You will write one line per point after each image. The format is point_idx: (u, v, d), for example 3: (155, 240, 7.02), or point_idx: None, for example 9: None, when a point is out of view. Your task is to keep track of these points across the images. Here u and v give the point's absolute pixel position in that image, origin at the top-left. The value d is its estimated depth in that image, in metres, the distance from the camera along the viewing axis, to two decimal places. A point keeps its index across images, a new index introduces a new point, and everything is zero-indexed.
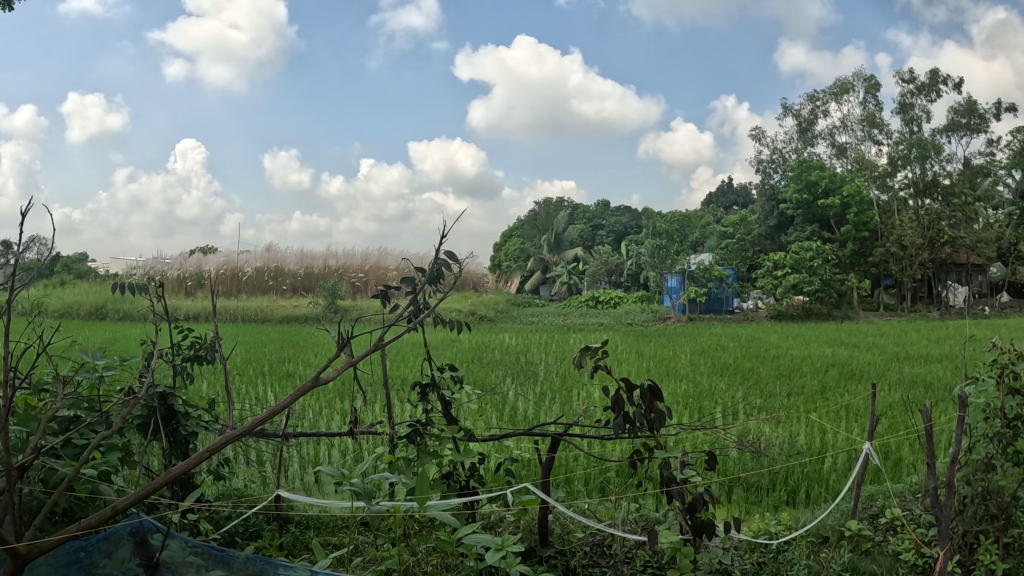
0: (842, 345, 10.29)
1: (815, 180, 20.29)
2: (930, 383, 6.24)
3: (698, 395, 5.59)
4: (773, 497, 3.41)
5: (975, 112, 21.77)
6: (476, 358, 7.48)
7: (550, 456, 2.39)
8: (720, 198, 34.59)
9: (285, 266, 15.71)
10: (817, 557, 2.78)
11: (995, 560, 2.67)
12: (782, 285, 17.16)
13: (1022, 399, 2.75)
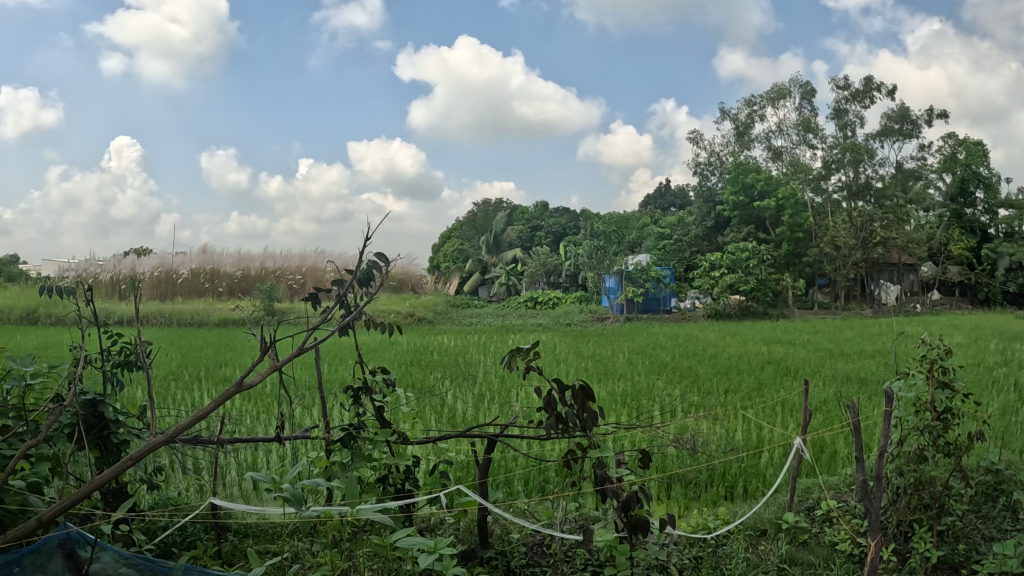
0: (776, 343, 10.55)
1: (750, 183, 20.84)
2: (863, 379, 6.45)
3: (636, 394, 5.68)
4: (711, 493, 3.49)
5: (907, 118, 22.59)
6: (415, 360, 7.45)
7: (487, 457, 2.38)
8: (658, 200, 35.11)
9: (221, 267, 15.50)
10: (756, 550, 2.84)
11: (929, 548, 2.77)
12: (719, 285, 17.54)
13: (951, 392, 2.86)
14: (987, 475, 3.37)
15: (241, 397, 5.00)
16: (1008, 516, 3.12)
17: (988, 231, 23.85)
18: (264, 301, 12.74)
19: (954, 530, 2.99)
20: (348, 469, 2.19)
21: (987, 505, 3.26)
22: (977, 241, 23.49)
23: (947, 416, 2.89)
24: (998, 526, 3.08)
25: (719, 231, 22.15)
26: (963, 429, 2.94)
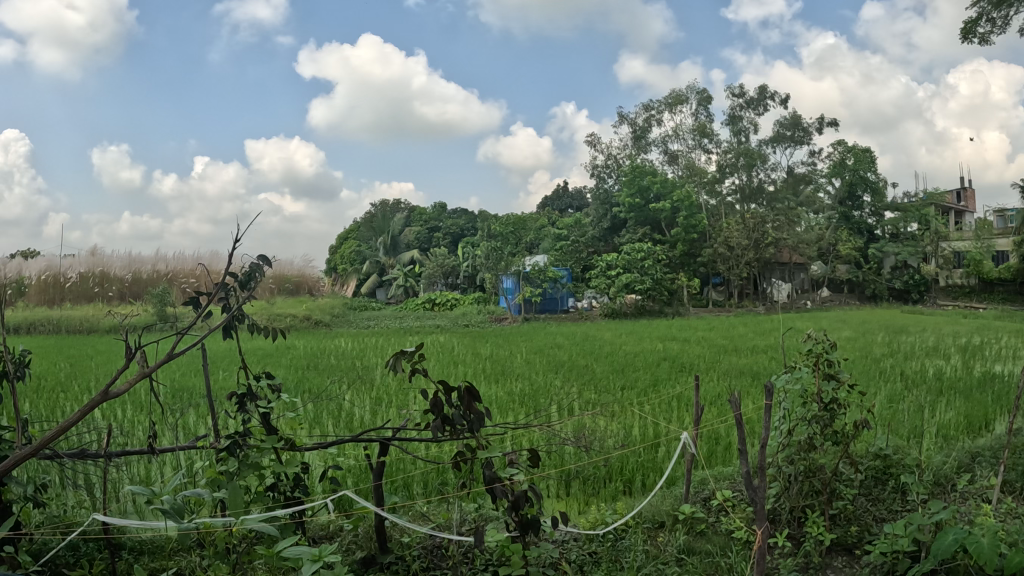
0: (672, 339, 10.90)
1: (647, 185, 21.49)
2: (753, 373, 6.74)
3: (533, 393, 5.77)
4: (610, 488, 3.56)
5: (798, 125, 23.78)
6: (312, 365, 7.31)
7: (381, 460, 2.36)
8: (554, 201, 35.45)
9: (111, 270, 14.72)
10: (656, 543, 2.94)
11: (823, 531, 2.92)
12: (615, 285, 18.01)
13: (835, 383, 3.04)
14: (875, 460, 3.57)
15: (128, 408, 4.80)
16: (894, 498, 3.33)
17: (874, 232, 25.57)
18: (155, 306, 12.20)
19: (846, 513, 3.16)
20: (234, 479, 2.12)
21: (876, 489, 3.45)
22: (864, 241, 25.00)
23: (833, 407, 3.07)
24: (886, 508, 3.28)
25: (615, 231, 22.69)
26: (849, 418, 3.12)
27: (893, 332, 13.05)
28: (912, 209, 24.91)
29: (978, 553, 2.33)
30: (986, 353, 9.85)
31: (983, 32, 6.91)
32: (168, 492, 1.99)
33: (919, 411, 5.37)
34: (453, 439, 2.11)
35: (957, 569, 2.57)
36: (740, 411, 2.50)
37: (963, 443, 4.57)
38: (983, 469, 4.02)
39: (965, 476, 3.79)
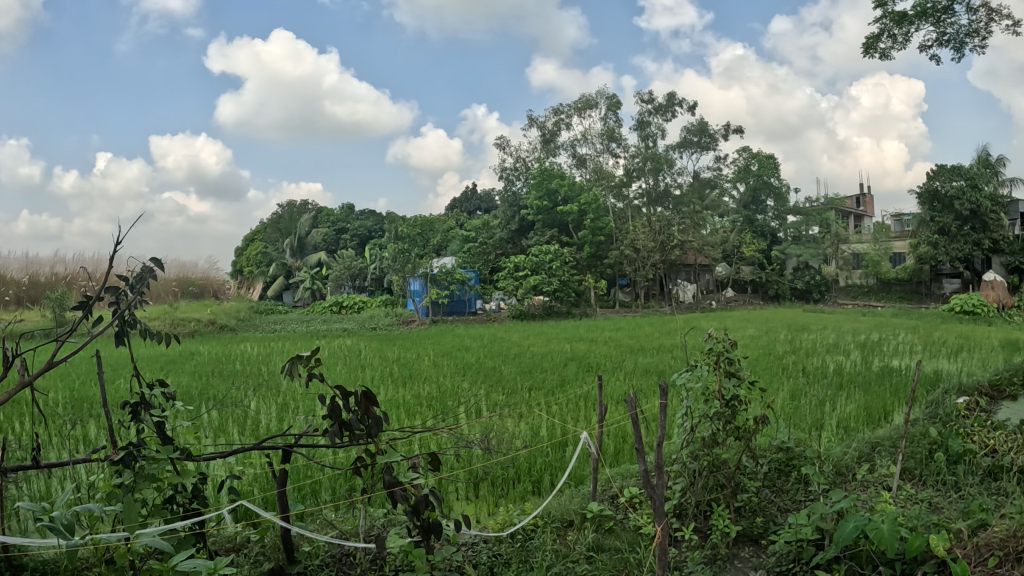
0: (580, 340, 11.11)
1: (555, 189, 21.80)
2: (656, 372, 6.95)
3: (439, 395, 5.77)
4: (518, 489, 3.60)
5: (704, 131, 24.59)
6: (216, 371, 7.06)
7: (284, 468, 2.31)
8: (462, 203, 35.27)
9: (6, 273, 13.84)
10: (565, 542, 2.98)
11: (728, 523, 3.03)
12: (523, 286, 18.16)
13: (736, 380, 3.18)
14: (779, 452, 3.72)
15: (18, 421, 4.51)
16: (796, 489, 3.48)
17: (777, 235, 26.62)
18: (54, 310, 11.58)
19: (751, 505, 3.28)
20: (129, 493, 2.04)
21: (780, 480, 3.60)
22: (767, 244, 26.13)
23: (734, 403, 3.19)
24: (790, 498, 3.42)
25: (522, 234, 23.10)
26: (750, 413, 3.24)
27: (795, 330, 13.71)
28: (814, 212, 25.86)
29: (879, 539, 2.47)
30: (881, 349, 10.48)
31: (883, 47, 7.33)
32: (56, 508, 1.90)
33: (821, 404, 5.65)
34: (352, 444, 2.09)
35: (858, 556, 2.70)
36: (639, 409, 2.56)
37: (861, 434, 4.86)
38: (882, 458, 4.27)
39: (865, 465, 4.02)
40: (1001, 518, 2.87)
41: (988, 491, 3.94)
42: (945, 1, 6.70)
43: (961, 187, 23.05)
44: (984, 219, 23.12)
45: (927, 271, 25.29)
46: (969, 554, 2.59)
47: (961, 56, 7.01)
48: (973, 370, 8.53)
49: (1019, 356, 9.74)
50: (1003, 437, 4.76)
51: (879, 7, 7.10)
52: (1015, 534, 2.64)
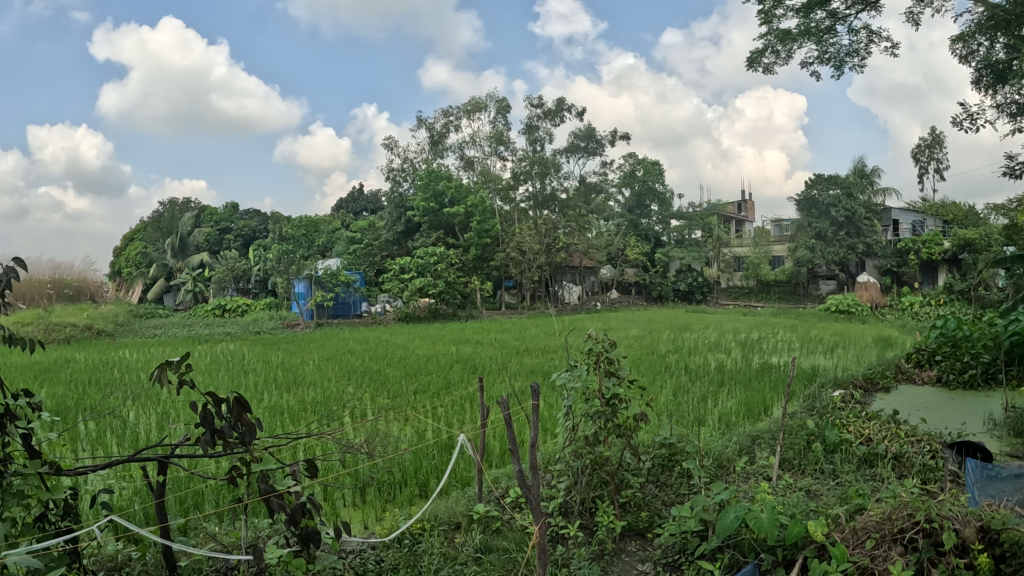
0: (468, 342, 11.19)
1: (442, 191, 21.77)
2: (537, 371, 7.24)
3: (324, 401, 5.75)
4: (405, 492, 3.77)
5: (592, 137, 25.23)
6: (91, 379, 6.67)
7: (162, 479, 2.23)
8: (348, 204, 34.54)
9: None
10: (454, 545, 3.02)
11: (612, 519, 3.15)
12: (408, 288, 18.07)
13: (614, 380, 3.30)
14: (662, 448, 3.88)
15: None
16: (679, 483, 3.65)
17: (660, 238, 28.09)
18: None
19: (637, 501, 3.42)
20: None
21: (663, 475, 3.77)
22: (651, 246, 27.16)
23: (614, 402, 3.31)
24: (673, 493, 3.58)
25: (409, 235, 22.87)
26: (629, 411, 3.36)
27: (678, 329, 14.34)
28: (695, 217, 27.48)
29: (760, 527, 2.62)
30: (759, 346, 11.14)
31: (767, 62, 7.79)
32: None
33: (705, 400, 5.98)
34: (225, 453, 2.04)
35: (739, 544, 2.86)
36: (508, 411, 2.59)
37: (743, 427, 5.17)
38: (762, 450, 4.57)
39: (746, 457, 4.29)
40: (873, 502, 3.14)
41: (861, 477, 4.30)
42: (827, 21, 7.20)
43: (837, 195, 24.71)
44: (859, 224, 24.99)
45: (804, 272, 26.87)
46: (848, 537, 2.83)
47: (839, 73, 7.55)
48: (844, 365, 9.20)
49: (888, 352, 10.57)
50: (874, 427, 5.19)
51: (765, 24, 7.53)
52: (887, 516, 2.90)
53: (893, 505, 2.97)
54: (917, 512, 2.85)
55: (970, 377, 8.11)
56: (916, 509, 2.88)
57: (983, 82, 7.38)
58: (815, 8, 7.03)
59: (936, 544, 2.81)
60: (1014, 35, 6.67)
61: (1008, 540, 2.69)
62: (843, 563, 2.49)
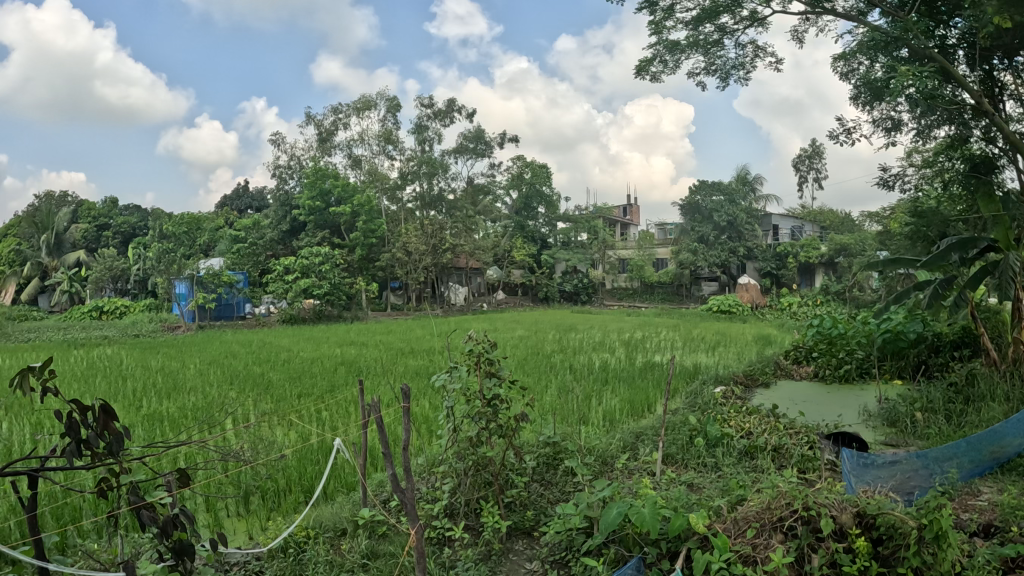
0: (353, 345, 11.10)
1: (328, 189, 21.50)
2: (420, 372, 7.59)
3: (206, 406, 5.65)
4: (290, 498, 4.03)
5: (480, 138, 25.45)
6: None
7: (31, 497, 2.04)
8: (233, 200, 33.25)
9: None
10: (339, 551, 3.10)
11: (497, 520, 3.19)
12: (293, 289, 17.75)
13: (494, 380, 3.34)
14: (547, 447, 3.98)
15: None
16: (563, 480, 3.75)
17: (547, 240, 28.72)
18: None
19: (520, 499, 3.51)
20: None
21: (548, 473, 3.86)
22: (538, 248, 27.82)
23: (495, 402, 3.36)
24: (558, 491, 3.68)
25: (294, 234, 22.81)
26: (511, 411, 3.43)
27: (563, 330, 14.72)
28: (582, 221, 28.70)
29: (642, 522, 2.68)
30: (643, 345, 11.54)
31: (654, 71, 8.05)
32: None
33: (591, 397, 6.24)
34: (93, 467, 1.92)
35: (623, 539, 2.95)
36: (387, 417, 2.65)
37: (626, 424, 5.33)
38: (646, 446, 4.77)
39: (631, 453, 4.46)
40: (753, 492, 3.28)
41: (744, 469, 4.55)
42: (715, 34, 7.51)
43: (720, 201, 25.95)
44: (740, 229, 26.29)
45: (688, 275, 27.92)
46: (729, 527, 2.96)
47: (725, 84, 7.89)
48: (726, 363, 9.61)
49: (766, 350, 11.20)
50: (754, 421, 5.50)
51: (655, 34, 7.78)
52: (767, 506, 3.04)
53: (773, 495, 3.10)
54: (796, 502, 2.96)
55: (845, 372, 8.68)
56: (796, 497, 2.98)
57: (860, 99, 7.79)
58: (704, 21, 7.31)
59: (815, 530, 2.94)
60: (892, 55, 7.00)
61: (885, 524, 2.89)
62: (726, 552, 2.64)
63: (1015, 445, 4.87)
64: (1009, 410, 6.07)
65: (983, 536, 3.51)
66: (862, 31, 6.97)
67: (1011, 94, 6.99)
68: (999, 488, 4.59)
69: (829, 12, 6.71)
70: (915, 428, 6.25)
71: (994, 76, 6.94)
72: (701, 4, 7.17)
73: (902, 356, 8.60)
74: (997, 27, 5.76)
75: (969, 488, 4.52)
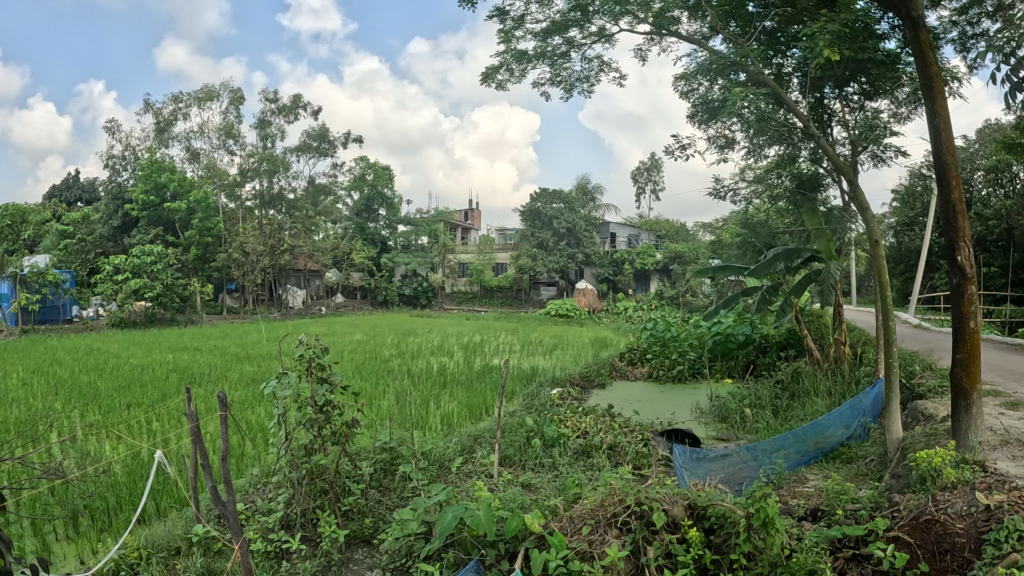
0: (183, 350, 10.63)
1: (162, 183, 20.17)
2: (248, 378, 7.74)
3: (26, 419, 5.14)
4: (121, 518, 3.88)
5: (324, 138, 24.96)
6: None
7: None
8: (63, 191, 30.50)
9: None
10: (174, 571, 3.32)
11: (335, 529, 3.54)
12: (123, 290, 16.49)
13: (327, 387, 3.70)
14: (383, 453, 4.37)
15: None
16: (399, 485, 4.16)
17: (386, 243, 28.88)
18: None
19: (358, 507, 3.88)
20: None
21: (386, 479, 4.25)
22: (377, 252, 27.99)
23: (326, 408, 3.74)
24: (396, 496, 4.06)
25: (125, 231, 21.42)
26: (342, 417, 3.83)
27: (401, 334, 14.81)
28: (422, 224, 29.13)
29: (477, 524, 2.80)
30: (483, 349, 11.78)
31: (500, 78, 8.17)
32: None
33: (428, 403, 6.64)
34: None
35: (460, 542, 3.05)
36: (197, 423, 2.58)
37: (463, 428, 5.85)
38: (481, 448, 5.26)
39: (467, 456, 4.99)
40: (588, 491, 3.44)
41: (580, 467, 4.96)
42: (562, 47, 7.71)
43: (560, 209, 26.97)
44: (578, 236, 27.45)
45: (525, 280, 28.80)
46: (566, 525, 3.06)
47: (570, 95, 8.14)
48: (565, 365, 9.98)
49: (599, 352, 11.84)
50: (589, 422, 6.00)
51: (504, 42, 7.89)
52: (600, 503, 3.17)
53: (607, 493, 3.26)
54: (628, 498, 3.11)
55: (678, 372, 9.25)
56: (627, 494, 3.14)
57: (697, 117, 8.21)
58: (553, 33, 7.52)
59: (648, 523, 3.08)
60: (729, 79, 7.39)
61: (715, 515, 3.07)
62: (562, 548, 2.74)
63: (837, 435, 5.33)
64: (827, 404, 6.70)
65: (812, 519, 3.81)
66: (703, 54, 7.37)
67: (837, 121, 7.65)
68: (823, 474, 5.03)
69: (673, 35, 7.07)
70: (743, 423, 6.73)
71: (823, 104, 7.59)
72: (551, 17, 7.37)
73: (732, 357, 9.27)
74: (826, 59, 6.28)
75: (796, 476, 4.91)
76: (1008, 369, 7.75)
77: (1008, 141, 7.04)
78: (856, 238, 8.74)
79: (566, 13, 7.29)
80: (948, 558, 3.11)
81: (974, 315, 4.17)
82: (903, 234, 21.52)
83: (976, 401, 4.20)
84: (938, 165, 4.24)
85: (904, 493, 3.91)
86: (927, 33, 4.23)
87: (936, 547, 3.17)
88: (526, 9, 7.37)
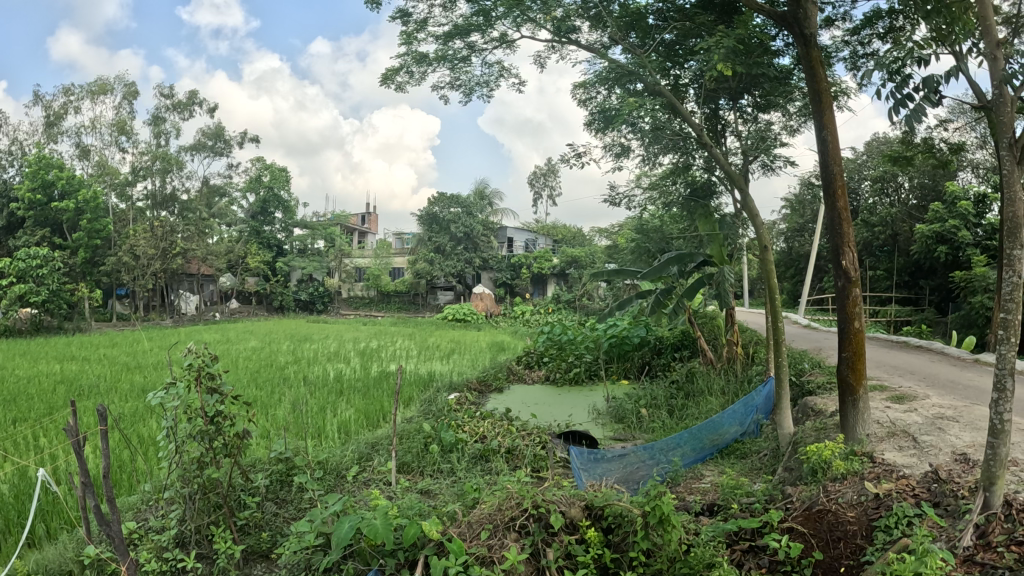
0: (70, 360, 9.94)
1: (50, 181, 18.84)
2: (134, 389, 7.31)
3: None
4: (8, 542, 3.60)
5: (219, 137, 23.95)
6: None
7: None
8: None
9: None
10: None
11: (231, 547, 3.39)
12: (6, 296, 15.32)
13: (217, 397, 3.50)
14: (279, 464, 4.25)
15: None
16: (296, 497, 4.06)
17: (282, 246, 27.95)
18: None
19: (255, 522, 3.76)
20: None
21: (282, 490, 4.15)
22: (272, 256, 27.09)
23: (217, 419, 3.53)
24: (293, 508, 3.96)
25: (9, 231, 19.87)
26: (232, 428, 3.63)
27: (298, 340, 14.41)
28: (319, 228, 28.28)
29: (374, 534, 2.74)
30: (380, 355, 11.56)
31: (400, 80, 8.08)
32: None
33: (327, 412, 6.49)
34: None
35: (359, 552, 2.97)
36: (76, 442, 2.54)
37: (361, 436, 5.71)
38: (380, 456, 5.16)
39: (363, 465, 4.85)
40: (486, 495, 3.37)
41: (478, 471, 4.97)
42: (464, 51, 7.70)
43: (457, 213, 26.88)
44: (476, 241, 27.46)
45: (423, 284, 28.59)
46: (464, 531, 3.00)
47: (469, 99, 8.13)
48: (462, 370, 9.95)
49: (497, 355, 11.91)
50: (486, 426, 6.02)
51: (404, 44, 7.81)
52: (498, 507, 3.13)
53: (503, 497, 3.21)
54: (525, 502, 3.10)
55: (576, 374, 9.37)
56: (525, 498, 3.13)
57: (593, 125, 8.36)
58: (454, 37, 7.48)
59: (546, 525, 3.10)
60: (626, 89, 7.58)
61: (612, 514, 3.13)
62: (461, 555, 2.69)
63: (729, 432, 5.54)
64: (722, 402, 6.95)
65: (709, 514, 3.86)
66: (602, 63, 7.50)
67: (731, 131, 7.99)
68: (718, 470, 5.20)
69: (573, 43, 7.19)
70: (640, 423, 6.90)
71: (717, 114, 7.91)
72: (453, 20, 7.34)
73: (628, 358, 9.54)
74: (720, 71, 6.51)
75: (691, 472, 5.07)
76: (891, 366, 8.26)
77: (893, 153, 7.53)
78: (747, 243, 9.13)
79: (468, 17, 7.27)
80: (840, 545, 3.16)
81: (858, 316, 4.42)
82: (793, 239, 22.81)
83: (862, 396, 4.42)
84: (827, 174, 4.45)
85: (797, 485, 4.09)
86: (818, 49, 4.44)
87: (829, 535, 3.24)
88: (428, 12, 7.32)
